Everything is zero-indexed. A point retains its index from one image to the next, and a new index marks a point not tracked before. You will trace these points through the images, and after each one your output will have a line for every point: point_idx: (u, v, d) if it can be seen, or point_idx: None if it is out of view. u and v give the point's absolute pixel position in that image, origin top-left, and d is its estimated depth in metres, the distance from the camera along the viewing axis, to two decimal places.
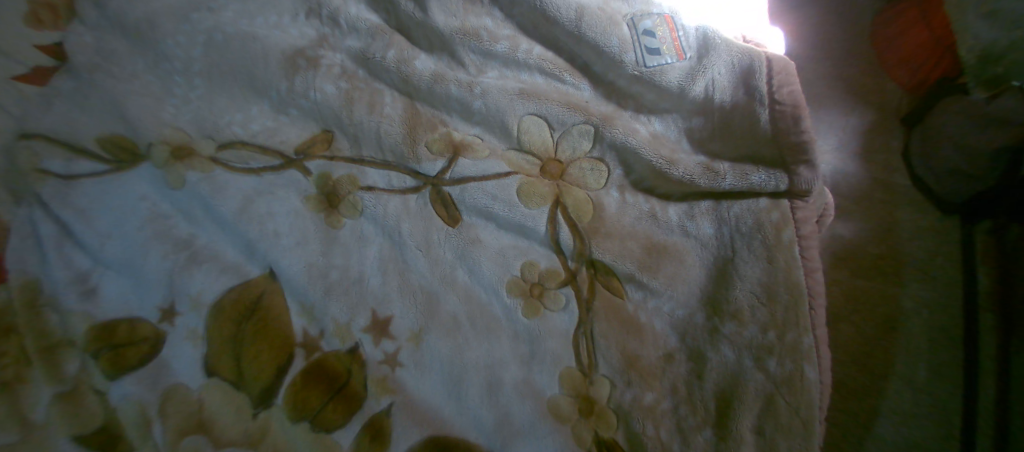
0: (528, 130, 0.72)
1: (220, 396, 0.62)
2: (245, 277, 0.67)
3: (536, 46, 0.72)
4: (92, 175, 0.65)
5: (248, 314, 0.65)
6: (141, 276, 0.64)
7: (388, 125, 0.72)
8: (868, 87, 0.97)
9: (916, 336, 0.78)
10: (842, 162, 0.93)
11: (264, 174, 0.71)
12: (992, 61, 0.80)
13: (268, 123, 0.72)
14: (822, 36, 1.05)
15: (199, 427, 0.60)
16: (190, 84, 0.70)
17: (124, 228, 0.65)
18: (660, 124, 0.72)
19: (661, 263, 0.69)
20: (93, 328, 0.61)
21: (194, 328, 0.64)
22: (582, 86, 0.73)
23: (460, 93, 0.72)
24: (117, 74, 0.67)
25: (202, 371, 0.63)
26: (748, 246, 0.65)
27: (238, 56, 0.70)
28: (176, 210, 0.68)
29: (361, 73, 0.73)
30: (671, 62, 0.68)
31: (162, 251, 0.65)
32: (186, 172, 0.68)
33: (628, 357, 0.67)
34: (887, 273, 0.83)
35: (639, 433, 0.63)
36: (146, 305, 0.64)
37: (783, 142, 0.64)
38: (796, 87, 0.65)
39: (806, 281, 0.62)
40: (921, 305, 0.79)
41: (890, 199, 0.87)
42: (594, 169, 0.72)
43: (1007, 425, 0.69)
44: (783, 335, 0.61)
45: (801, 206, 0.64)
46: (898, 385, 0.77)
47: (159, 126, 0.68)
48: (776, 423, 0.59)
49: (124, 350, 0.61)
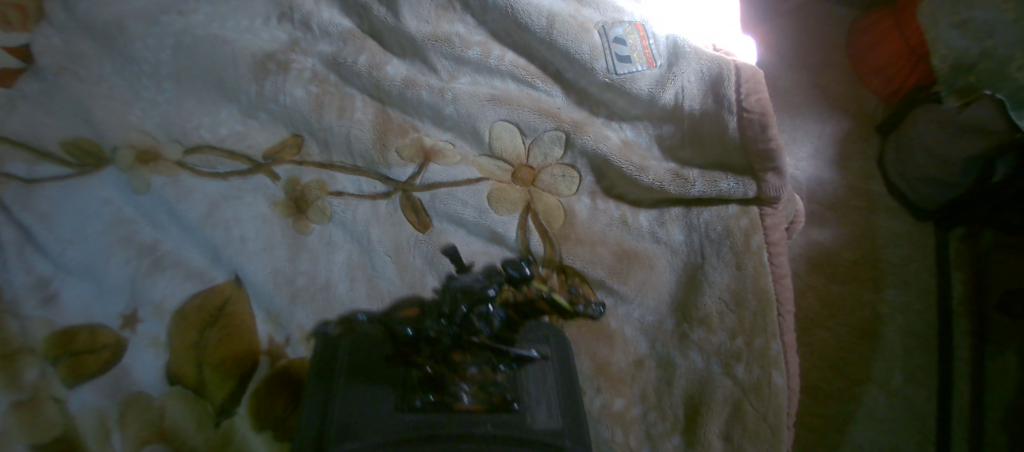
0: (499, 136, 0.72)
1: (183, 404, 0.61)
2: (209, 283, 0.66)
3: (508, 52, 0.73)
4: (55, 178, 0.63)
5: (212, 320, 0.64)
6: (103, 282, 0.62)
7: (358, 130, 0.72)
8: (845, 95, 1.04)
9: (891, 340, 0.85)
10: (817, 170, 0.99)
11: (231, 179, 0.70)
12: (963, 70, 0.85)
13: (237, 128, 0.71)
14: (793, 47, 1.09)
15: (160, 436, 0.59)
16: (158, 87, 0.68)
17: (86, 234, 0.63)
18: (632, 131, 0.73)
19: (631, 270, 0.70)
20: (54, 334, 0.59)
21: (157, 335, 0.63)
22: (555, 93, 0.74)
23: (431, 98, 0.72)
24: (84, 77, 0.64)
25: (165, 378, 0.61)
26: (717, 252, 0.66)
27: (208, 59, 0.68)
28: (141, 215, 0.66)
29: (333, 78, 0.73)
30: (642, 69, 0.69)
31: (125, 256, 0.64)
32: (151, 176, 0.67)
33: (598, 363, 0.67)
34: (867, 281, 0.90)
35: (607, 439, 0.63)
36: (108, 311, 0.62)
37: (751, 149, 0.65)
38: (764, 95, 0.65)
39: (775, 286, 0.64)
40: (896, 309, 0.87)
41: (869, 204, 0.95)
42: (566, 176, 0.73)
43: (981, 419, 0.79)
44: (750, 341, 0.62)
45: (769, 213, 0.66)
46: (874, 389, 0.83)
47: (124, 129, 0.66)
48: (745, 429, 0.59)
49: (84, 357, 0.59)
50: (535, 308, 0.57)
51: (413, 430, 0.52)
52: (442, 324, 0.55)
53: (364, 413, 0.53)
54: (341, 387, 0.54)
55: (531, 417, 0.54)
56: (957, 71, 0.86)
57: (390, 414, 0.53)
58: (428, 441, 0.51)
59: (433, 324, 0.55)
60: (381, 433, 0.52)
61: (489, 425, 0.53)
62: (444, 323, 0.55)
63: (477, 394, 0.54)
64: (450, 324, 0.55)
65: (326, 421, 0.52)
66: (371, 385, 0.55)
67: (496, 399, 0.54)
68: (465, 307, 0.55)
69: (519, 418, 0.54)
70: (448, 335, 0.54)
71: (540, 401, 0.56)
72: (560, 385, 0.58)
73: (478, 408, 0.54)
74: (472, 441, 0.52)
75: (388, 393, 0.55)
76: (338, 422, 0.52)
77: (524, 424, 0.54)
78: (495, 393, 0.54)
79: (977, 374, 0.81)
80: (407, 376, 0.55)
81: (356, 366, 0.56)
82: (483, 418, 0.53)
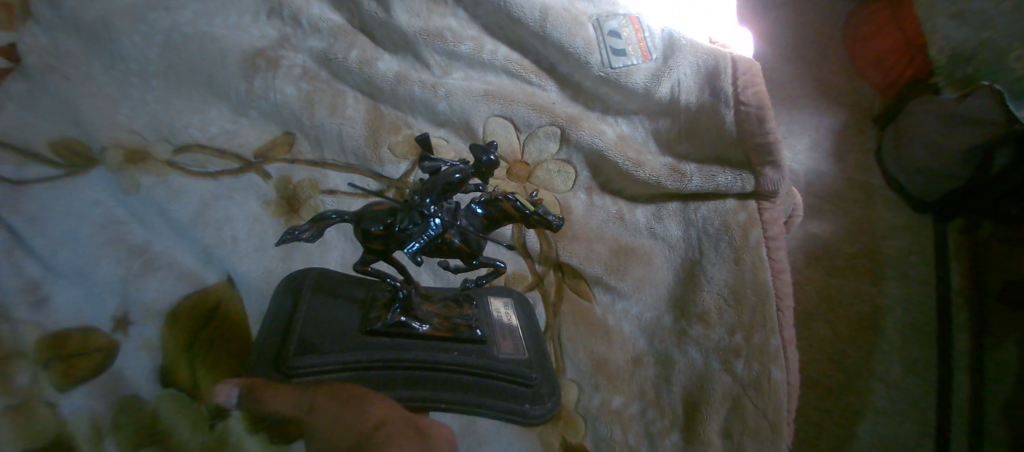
0: (494, 131, 0.73)
1: (174, 406, 0.53)
2: (201, 284, 0.62)
3: (501, 47, 0.72)
4: (43, 179, 0.58)
5: (204, 321, 0.60)
6: (95, 285, 0.56)
7: (350, 127, 0.73)
8: (841, 87, 1.04)
9: (891, 337, 0.88)
10: (815, 163, 1.04)
11: (221, 178, 0.69)
12: (961, 61, 0.85)
13: (227, 126, 0.71)
14: (789, 40, 1.11)
15: (152, 439, 0.50)
16: (146, 86, 0.67)
17: (76, 234, 0.57)
18: (627, 125, 0.73)
19: (629, 266, 0.71)
20: (44, 339, 0.50)
21: (149, 338, 0.56)
22: (549, 87, 0.74)
23: (423, 94, 0.72)
24: (72, 76, 0.62)
25: (156, 381, 0.54)
26: (715, 247, 0.66)
27: (197, 56, 0.68)
28: (131, 216, 0.62)
29: (323, 74, 0.73)
30: (637, 63, 0.69)
31: (116, 257, 0.59)
32: (140, 176, 0.64)
33: (596, 360, 0.67)
34: (868, 272, 0.93)
35: (606, 437, 0.62)
36: (100, 313, 0.55)
37: (749, 142, 0.63)
38: (761, 86, 0.64)
39: (774, 281, 0.63)
40: (897, 300, 0.90)
41: (867, 198, 0.98)
42: (562, 171, 0.74)
43: (980, 415, 0.78)
44: (749, 337, 0.62)
45: (769, 206, 0.65)
46: (878, 384, 0.86)
47: (112, 128, 0.64)
48: (744, 426, 0.59)
49: (77, 361, 0.51)
50: (502, 210, 0.55)
51: (376, 350, 0.56)
52: (415, 220, 0.50)
53: (328, 334, 0.57)
54: (310, 314, 0.59)
55: (494, 348, 0.61)
56: (954, 62, 0.86)
57: (355, 336, 0.57)
58: (391, 362, 0.56)
59: (405, 220, 0.51)
60: (344, 350, 0.55)
61: (454, 351, 0.58)
62: (417, 225, 0.51)
63: (442, 323, 0.60)
64: (425, 221, 0.51)
65: (294, 337, 0.56)
66: (341, 312, 0.60)
67: (461, 328, 0.60)
68: (436, 209, 0.51)
69: (484, 349, 0.60)
70: (422, 238, 0.51)
71: (502, 336, 0.63)
72: (522, 322, 0.66)
73: (442, 336, 0.59)
74: (437, 360, 0.57)
75: (354, 323, 0.59)
76: (302, 339, 0.56)
77: (489, 353, 0.59)
78: (458, 323, 0.61)
79: (977, 364, 0.80)
80: (374, 305, 0.61)
81: (328, 297, 0.62)
82: (445, 345, 0.59)
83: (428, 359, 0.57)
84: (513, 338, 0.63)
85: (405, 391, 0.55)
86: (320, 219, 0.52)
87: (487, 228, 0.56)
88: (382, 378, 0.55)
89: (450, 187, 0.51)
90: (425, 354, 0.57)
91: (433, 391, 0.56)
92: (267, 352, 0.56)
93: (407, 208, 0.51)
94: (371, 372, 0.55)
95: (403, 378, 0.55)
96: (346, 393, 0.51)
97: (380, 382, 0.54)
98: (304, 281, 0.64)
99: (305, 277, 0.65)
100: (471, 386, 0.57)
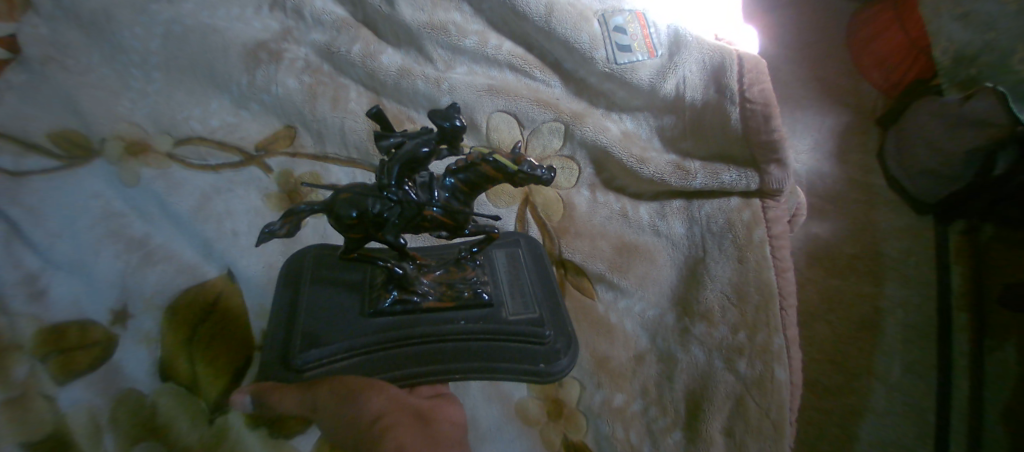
0: (496, 127, 0.73)
1: (175, 400, 0.53)
2: (201, 278, 0.62)
3: (505, 42, 0.72)
4: (43, 172, 0.57)
5: (205, 314, 0.59)
6: (94, 278, 0.56)
7: (352, 121, 0.73)
8: (845, 88, 1.06)
9: (891, 333, 0.86)
10: (817, 162, 1.02)
11: (222, 170, 0.69)
12: (965, 61, 0.85)
13: (228, 119, 0.70)
14: (794, 39, 1.12)
15: (151, 433, 0.50)
16: (147, 78, 0.66)
17: (75, 226, 0.57)
18: (632, 122, 0.73)
19: (632, 264, 0.71)
20: (42, 331, 0.51)
21: (148, 331, 0.56)
22: (553, 82, 0.73)
23: (427, 88, 0.72)
24: (73, 67, 0.62)
25: (155, 374, 0.54)
26: (719, 246, 0.67)
27: (199, 48, 0.67)
28: (131, 208, 0.61)
29: (326, 68, 0.73)
30: (643, 59, 0.68)
31: (114, 250, 0.58)
32: (140, 169, 0.64)
33: (598, 358, 0.66)
34: (867, 274, 0.92)
35: (608, 435, 0.61)
36: (99, 305, 0.55)
37: (754, 140, 0.63)
38: (766, 84, 0.63)
39: (777, 280, 0.63)
40: (897, 303, 0.89)
41: (869, 197, 0.99)
42: (565, 168, 0.74)
43: (981, 416, 0.78)
44: (752, 336, 0.62)
45: (772, 205, 0.65)
46: (878, 383, 0.82)
47: (113, 119, 0.63)
48: (746, 424, 0.58)
49: (74, 354, 0.51)
50: (481, 174, 0.51)
51: (382, 330, 0.55)
52: (387, 202, 0.49)
53: (330, 323, 0.56)
54: (307, 304, 0.58)
55: (504, 310, 0.59)
56: (958, 63, 0.86)
57: (359, 320, 0.56)
58: (400, 340, 0.55)
59: (377, 203, 0.50)
60: (349, 338, 0.54)
61: (463, 320, 0.57)
62: (389, 207, 0.50)
63: (445, 292, 0.59)
64: (398, 203, 0.49)
65: (296, 332, 0.55)
66: (341, 295, 0.59)
67: (467, 293, 0.59)
68: (409, 189, 0.50)
69: (493, 312, 0.59)
70: (397, 221, 0.50)
71: (509, 296, 0.61)
72: (529, 278, 0.64)
73: (448, 305, 0.58)
74: (447, 331, 0.56)
75: (356, 306, 0.58)
76: (304, 332, 0.55)
77: (497, 316, 0.58)
78: (462, 288, 0.59)
79: (976, 366, 0.81)
80: (373, 285, 0.59)
81: (323, 279, 0.61)
82: (453, 314, 0.58)
83: (437, 332, 0.56)
84: (522, 296, 0.61)
85: (419, 367, 0.55)
86: (289, 211, 0.50)
87: (467, 195, 0.53)
88: (395, 358, 0.55)
89: (412, 162, 0.48)
90: (433, 328, 0.56)
91: (448, 363, 0.55)
92: (273, 348, 0.55)
93: (376, 191, 0.49)
94: (380, 353, 0.55)
95: (414, 355, 0.55)
96: (348, 389, 0.48)
97: (391, 364, 0.54)
98: (296, 271, 0.63)
99: (299, 265, 0.63)
100: (485, 351, 0.56)
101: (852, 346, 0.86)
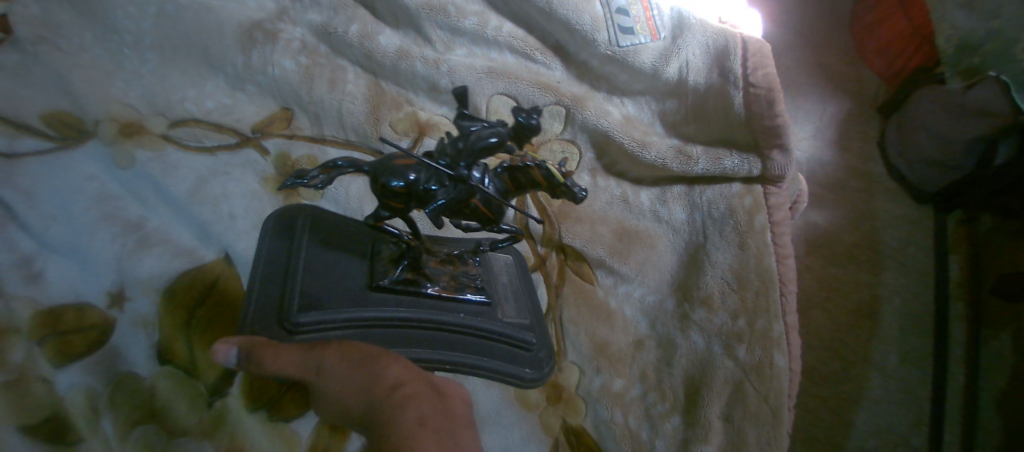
0: (497, 110, 0.72)
1: (173, 384, 0.54)
2: (198, 261, 0.61)
3: (505, 23, 0.70)
4: (36, 154, 0.56)
5: (201, 298, 0.59)
6: (89, 261, 0.55)
7: (350, 103, 0.72)
8: (846, 74, 1.05)
9: (890, 323, 0.89)
10: (817, 150, 1.03)
11: (219, 153, 0.68)
12: (968, 50, 0.83)
13: (224, 100, 0.69)
14: (797, 22, 1.09)
15: (150, 416, 0.51)
16: (141, 58, 0.65)
17: (70, 209, 0.55)
18: (634, 106, 0.73)
19: (632, 249, 0.71)
20: (38, 314, 0.50)
21: (146, 315, 0.56)
22: (554, 65, 0.73)
23: (426, 70, 0.71)
24: (64, 47, 0.60)
25: (154, 359, 0.54)
26: (720, 232, 0.66)
27: (193, 28, 0.65)
28: (126, 191, 0.60)
29: (323, 49, 0.72)
30: (646, 42, 0.67)
31: (109, 233, 0.57)
32: (135, 151, 0.62)
33: (597, 343, 0.67)
34: (868, 263, 0.94)
35: (607, 421, 0.62)
36: (95, 287, 0.54)
37: (757, 126, 0.62)
38: (771, 68, 0.61)
39: (778, 268, 0.63)
40: (895, 291, 0.90)
41: (868, 187, 0.99)
42: (566, 152, 0.74)
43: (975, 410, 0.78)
44: (752, 322, 0.62)
45: (774, 191, 0.64)
46: (875, 373, 0.88)
47: (107, 101, 0.62)
48: (745, 411, 0.58)
49: (71, 337, 0.50)
50: (530, 177, 0.51)
51: (381, 308, 0.55)
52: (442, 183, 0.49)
53: (331, 288, 0.55)
54: (312, 264, 0.57)
55: (500, 311, 0.61)
56: (961, 51, 0.84)
57: (358, 291, 0.56)
58: (398, 319, 0.55)
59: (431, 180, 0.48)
60: (348, 307, 0.54)
61: (461, 313, 0.59)
62: (442, 187, 0.49)
63: (448, 283, 0.60)
64: (452, 185, 0.49)
65: (293, 292, 0.53)
66: (342, 265, 0.58)
67: (467, 289, 0.61)
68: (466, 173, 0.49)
69: (490, 311, 0.61)
70: (444, 202, 0.49)
71: (507, 299, 0.63)
72: (522, 285, 0.67)
73: (450, 296, 0.59)
74: (442, 321, 0.57)
75: (355, 276, 0.57)
76: (302, 294, 0.53)
77: (494, 315, 0.60)
78: (465, 282, 0.61)
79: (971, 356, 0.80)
80: (378, 258, 0.59)
81: (326, 245, 0.60)
82: (452, 305, 0.59)
83: (435, 318, 0.57)
84: (517, 301, 0.64)
85: (411, 349, 0.55)
86: (328, 167, 0.48)
87: (509, 192, 0.53)
88: (388, 336, 0.54)
89: (481, 151, 0.47)
90: (432, 315, 0.57)
91: (439, 350, 0.56)
92: (267, 296, 0.54)
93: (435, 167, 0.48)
94: (374, 329, 0.54)
95: (407, 337, 0.55)
96: (356, 355, 0.48)
97: (384, 341, 0.54)
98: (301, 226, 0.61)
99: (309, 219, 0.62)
100: (475, 346, 0.58)
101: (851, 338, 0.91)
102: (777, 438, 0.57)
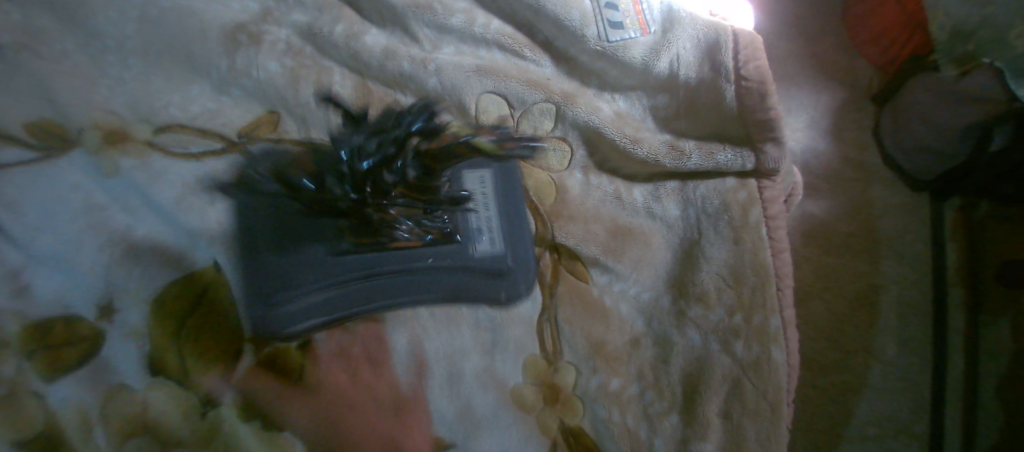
0: (486, 109, 0.72)
1: (166, 395, 0.52)
2: (187, 268, 0.60)
3: (493, 20, 0.70)
4: (18, 163, 0.54)
5: (191, 308, 0.58)
6: (77, 272, 0.53)
7: (338, 106, 0.71)
8: (841, 65, 1.03)
9: (888, 314, 0.89)
10: (813, 140, 1.00)
11: (205, 159, 0.66)
12: (960, 39, 0.85)
13: (209, 105, 0.68)
14: (791, 14, 1.07)
15: (144, 427, 0.49)
16: (124, 64, 0.64)
17: (56, 217, 0.54)
18: (625, 102, 0.72)
19: (627, 247, 0.70)
20: (25, 328, 0.48)
21: (136, 325, 0.54)
22: (544, 62, 0.72)
23: (413, 69, 0.70)
24: (45, 54, 0.58)
25: (146, 369, 0.53)
26: (716, 227, 0.65)
27: (175, 31, 0.64)
28: (113, 200, 0.59)
29: (308, 49, 0.71)
30: (635, 36, 0.66)
31: (98, 243, 0.56)
32: (121, 158, 0.61)
33: (594, 342, 0.66)
34: (863, 254, 0.93)
35: (605, 419, 0.62)
36: (83, 298, 0.53)
37: (750, 120, 0.62)
38: (763, 62, 0.61)
39: (775, 261, 0.63)
40: (893, 280, 0.90)
41: (864, 177, 0.97)
42: (558, 150, 0.74)
43: (976, 395, 0.82)
44: (749, 317, 0.61)
45: (769, 185, 0.64)
46: (880, 367, 0.87)
47: (89, 107, 0.61)
48: (744, 408, 0.58)
49: (61, 348, 0.49)
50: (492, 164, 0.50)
51: (341, 272, 0.63)
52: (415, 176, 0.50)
53: (299, 262, 0.62)
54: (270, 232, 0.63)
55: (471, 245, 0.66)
56: (954, 38, 0.86)
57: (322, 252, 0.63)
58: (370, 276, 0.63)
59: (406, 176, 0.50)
60: (321, 279, 0.62)
61: (430, 258, 0.65)
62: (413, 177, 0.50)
63: (415, 231, 0.64)
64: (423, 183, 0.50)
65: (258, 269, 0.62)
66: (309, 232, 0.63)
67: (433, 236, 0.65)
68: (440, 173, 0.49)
69: (449, 250, 0.65)
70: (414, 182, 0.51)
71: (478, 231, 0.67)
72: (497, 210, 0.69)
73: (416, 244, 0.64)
74: (414, 270, 0.64)
75: (319, 236, 0.64)
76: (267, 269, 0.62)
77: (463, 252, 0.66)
78: (431, 228, 0.65)
79: (971, 345, 0.84)
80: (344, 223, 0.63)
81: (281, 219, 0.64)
82: (421, 249, 0.65)
83: (405, 268, 0.64)
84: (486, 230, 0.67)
85: (395, 295, 0.64)
86: None
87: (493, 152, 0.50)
88: (363, 294, 0.63)
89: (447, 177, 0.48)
90: (402, 262, 0.64)
91: (419, 291, 0.65)
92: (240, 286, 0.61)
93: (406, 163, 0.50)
94: (353, 288, 0.63)
95: (387, 287, 0.64)
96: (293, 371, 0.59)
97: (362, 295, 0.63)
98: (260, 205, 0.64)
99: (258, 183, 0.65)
100: (452, 282, 0.65)
101: (850, 327, 0.89)
102: (777, 435, 0.56)
